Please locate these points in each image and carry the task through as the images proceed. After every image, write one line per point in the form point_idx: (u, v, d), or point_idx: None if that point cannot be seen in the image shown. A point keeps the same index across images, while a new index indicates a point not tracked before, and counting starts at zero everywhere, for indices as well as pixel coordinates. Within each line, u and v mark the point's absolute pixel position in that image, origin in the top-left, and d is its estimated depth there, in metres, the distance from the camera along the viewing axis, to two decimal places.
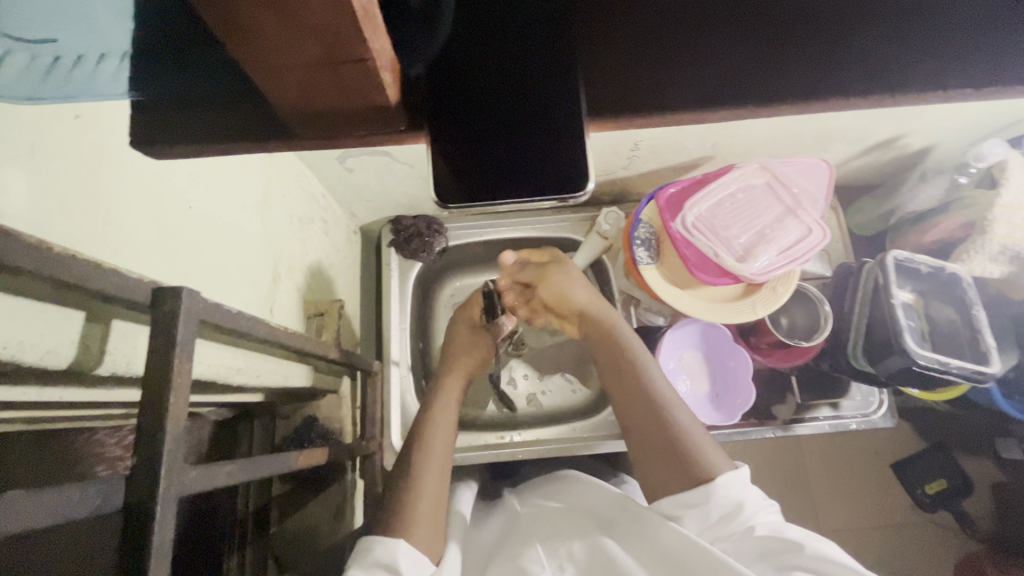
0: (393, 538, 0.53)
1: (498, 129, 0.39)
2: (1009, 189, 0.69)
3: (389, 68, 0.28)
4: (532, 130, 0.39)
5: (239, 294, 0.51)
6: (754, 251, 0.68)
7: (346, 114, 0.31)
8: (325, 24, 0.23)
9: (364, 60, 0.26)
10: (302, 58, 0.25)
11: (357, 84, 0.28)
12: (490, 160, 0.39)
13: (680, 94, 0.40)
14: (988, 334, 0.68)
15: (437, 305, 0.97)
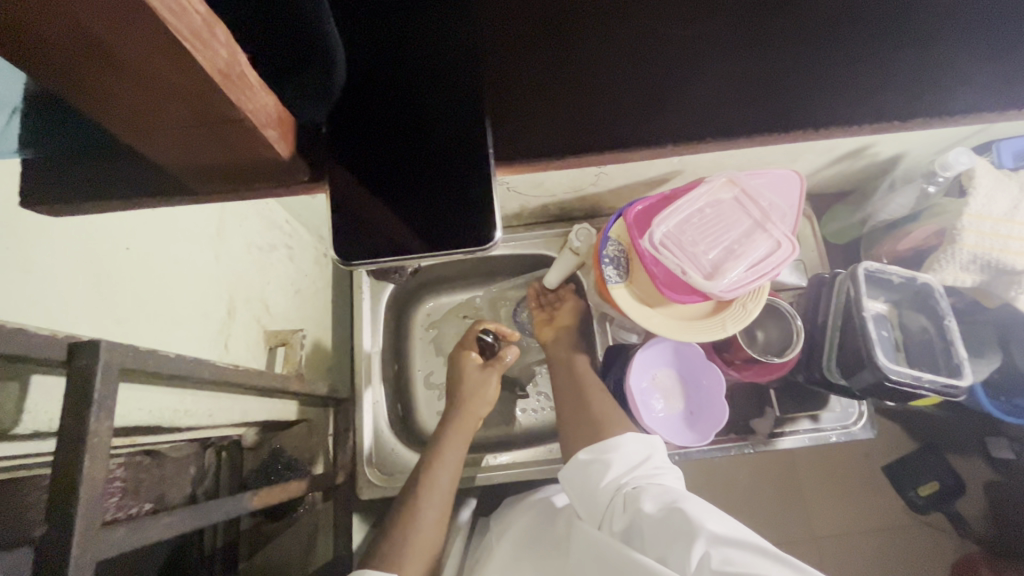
0: None
1: (400, 166, 0.34)
2: (977, 198, 0.68)
3: (275, 127, 0.28)
4: (439, 164, 0.33)
5: (184, 335, 0.50)
6: (723, 267, 0.67)
7: (240, 172, 0.32)
8: (180, 87, 0.23)
9: (238, 120, 0.26)
10: (172, 118, 0.25)
11: (240, 142, 0.28)
12: (392, 205, 0.33)
13: (618, 121, 0.36)
14: (960, 346, 0.67)
15: (413, 325, 0.96)
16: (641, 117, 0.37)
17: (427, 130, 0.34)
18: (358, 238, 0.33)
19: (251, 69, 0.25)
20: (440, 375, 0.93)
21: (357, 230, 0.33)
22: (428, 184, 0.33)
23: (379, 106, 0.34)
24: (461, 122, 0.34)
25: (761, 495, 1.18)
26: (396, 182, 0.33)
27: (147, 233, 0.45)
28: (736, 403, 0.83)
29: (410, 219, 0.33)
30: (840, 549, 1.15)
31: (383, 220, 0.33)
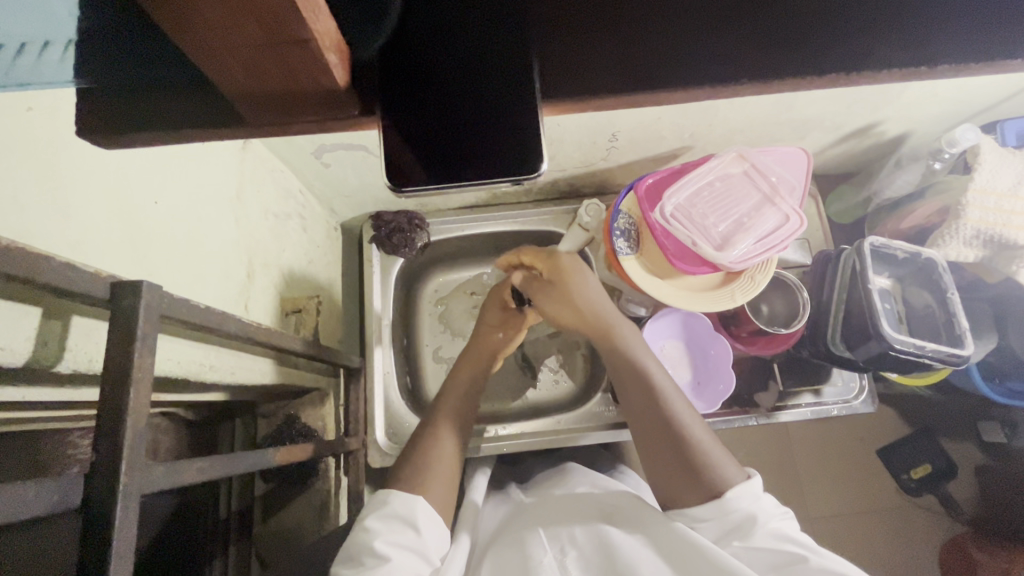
0: (411, 494, 0.56)
1: (446, 95, 0.33)
2: (982, 174, 0.69)
3: (333, 51, 0.27)
4: (483, 95, 0.33)
5: (206, 295, 0.50)
6: (732, 239, 0.68)
7: (295, 107, 0.30)
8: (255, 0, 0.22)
9: (304, 41, 0.25)
10: (238, 41, 0.24)
11: (301, 69, 0.27)
12: (439, 135, 0.33)
13: (663, 61, 0.34)
14: (962, 317, 0.69)
15: (421, 300, 0.97)
16: (684, 55, 0.34)
17: (470, 61, 0.33)
18: (407, 166, 0.34)
19: None
20: (448, 350, 0.95)
21: (408, 160, 0.34)
22: (480, 115, 0.33)
23: (421, 35, 0.33)
24: (505, 52, 0.33)
25: (759, 474, 1.20)
26: (441, 112, 0.33)
27: (171, 188, 0.45)
28: (740, 377, 0.85)
29: (457, 150, 0.33)
30: (834, 527, 1.18)
31: (431, 154, 0.34)
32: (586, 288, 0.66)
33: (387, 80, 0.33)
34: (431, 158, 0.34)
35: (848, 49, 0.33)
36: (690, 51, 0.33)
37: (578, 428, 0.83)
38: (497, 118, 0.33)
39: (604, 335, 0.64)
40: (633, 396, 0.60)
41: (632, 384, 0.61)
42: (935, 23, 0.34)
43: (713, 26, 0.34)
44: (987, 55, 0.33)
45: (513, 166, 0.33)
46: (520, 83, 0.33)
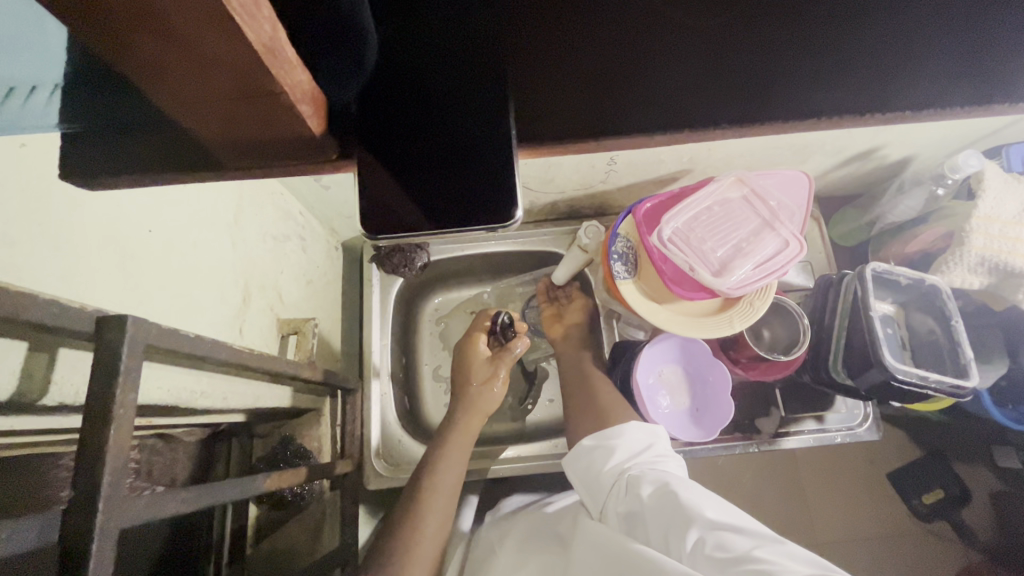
0: None
1: (427, 142, 0.34)
2: (986, 201, 0.68)
3: (308, 102, 0.29)
4: (462, 141, 0.34)
5: (202, 320, 0.51)
6: (730, 264, 0.67)
7: (273, 149, 0.32)
8: (226, 60, 0.23)
9: (276, 94, 0.26)
10: (213, 93, 0.26)
11: (275, 116, 0.28)
12: (417, 181, 0.34)
13: (651, 105, 0.35)
14: (967, 346, 0.67)
15: (421, 319, 0.97)
16: (670, 99, 0.35)
17: (451, 109, 0.34)
18: (383, 212, 0.33)
19: (288, 41, 0.26)
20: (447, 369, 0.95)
21: (382, 211, 0.33)
22: (455, 166, 0.33)
23: (404, 85, 0.35)
24: (489, 99, 0.34)
25: (764, 498, 1.18)
26: (420, 160, 0.34)
27: (169, 218, 0.46)
28: (741, 402, 0.83)
29: (433, 196, 0.33)
30: (844, 553, 1.15)
31: (409, 202, 0.34)
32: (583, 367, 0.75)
33: (369, 129, 0.34)
34: (407, 206, 0.33)
35: (823, 94, 0.35)
36: (676, 95, 0.35)
37: None
38: (472, 165, 0.33)
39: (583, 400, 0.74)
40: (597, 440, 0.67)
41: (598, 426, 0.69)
42: (906, 69, 0.35)
43: (695, 73, 0.36)
44: (962, 95, 0.35)
45: (490, 213, 0.33)
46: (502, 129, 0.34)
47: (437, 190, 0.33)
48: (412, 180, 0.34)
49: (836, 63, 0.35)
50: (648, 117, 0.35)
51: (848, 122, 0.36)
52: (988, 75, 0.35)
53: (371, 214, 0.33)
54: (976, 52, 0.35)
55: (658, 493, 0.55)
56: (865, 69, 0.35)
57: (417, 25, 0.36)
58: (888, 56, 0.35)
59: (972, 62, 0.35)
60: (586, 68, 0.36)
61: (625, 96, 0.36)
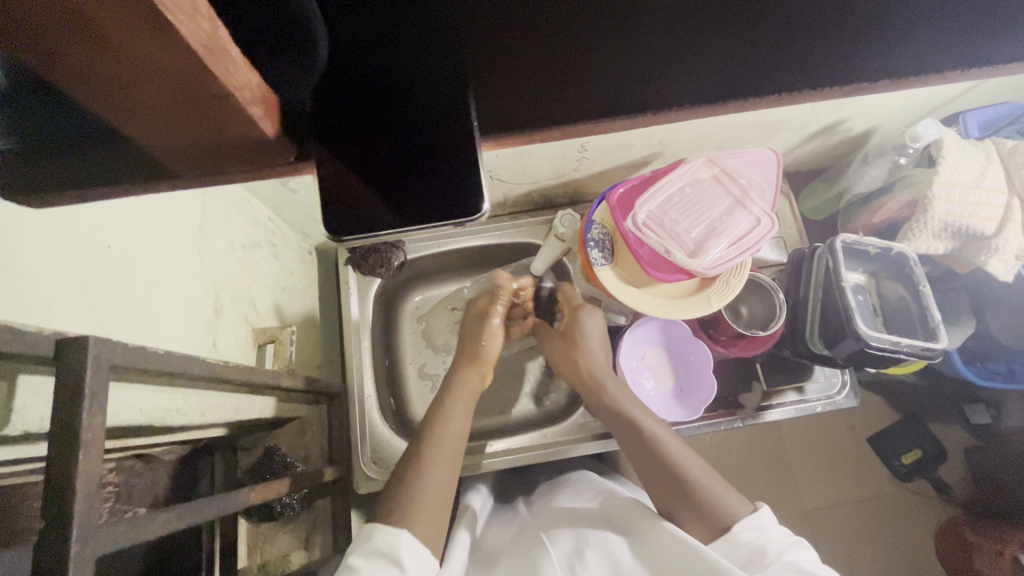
0: (396, 530, 0.53)
1: (391, 143, 0.34)
2: (946, 167, 0.70)
3: (259, 103, 0.28)
4: (427, 141, 0.34)
5: (172, 334, 0.50)
6: (705, 244, 0.68)
7: (225, 156, 0.31)
8: (163, 61, 0.22)
9: (222, 95, 0.25)
10: (155, 98, 0.25)
11: (226, 121, 0.27)
12: (381, 181, 0.34)
13: (625, 88, 0.35)
14: (935, 310, 0.69)
15: (403, 319, 0.96)
16: (659, 82, 0.35)
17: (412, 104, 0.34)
18: (343, 216, 0.34)
19: (231, 37, 0.25)
20: (432, 367, 0.94)
21: (351, 217, 0.35)
22: (421, 166, 0.34)
23: (363, 78, 0.34)
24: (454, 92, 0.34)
25: (752, 470, 1.20)
26: (386, 162, 0.34)
27: (129, 232, 0.45)
28: (724, 379, 0.85)
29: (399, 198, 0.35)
30: (830, 515, 1.19)
31: (380, 204, 0.35)
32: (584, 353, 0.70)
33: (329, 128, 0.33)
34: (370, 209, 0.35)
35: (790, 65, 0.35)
36: (652, 78, 0.35)
37: (566, 440, 0.82)
38: (438, 163, 0.34)
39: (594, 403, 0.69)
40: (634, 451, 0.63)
41: (632, 438, 0.63)
42: (870, 39, 0.35)
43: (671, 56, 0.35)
44: (922, 65, 0.35)
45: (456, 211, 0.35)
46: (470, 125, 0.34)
47: (401, 189, 0.35)
48: (378, 179, 0.34)
49: (791, 43, 0.35)
50: (608, 98, 0.35)
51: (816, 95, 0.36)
52: (942, 49, 0.35)
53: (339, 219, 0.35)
54: (929, 26, 0.35)
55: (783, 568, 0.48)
56: (822, 49, 0.35)
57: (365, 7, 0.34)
58: (841, 33, 0.35)
59: (926, 35, 0.35)
60: (545, 51, 0.36)
61: (584, 78, 0.35)
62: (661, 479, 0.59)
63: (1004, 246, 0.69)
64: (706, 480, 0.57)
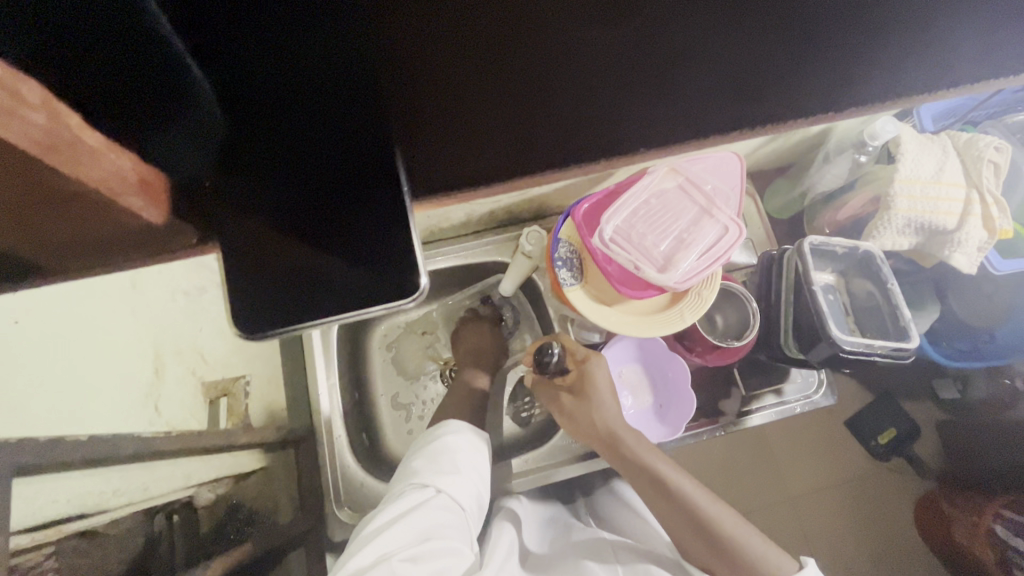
0: (450, 438, 0.68)
1: (292, 214, 0.38)
2: (905, 164, 0.70)
3: (132, 191, 0.31)
4: (331, 208, 0.38)
5: (99, 406, 0.46)
6: (674, 257, 0.66)
7: (103, 245, 0.34)
8: (14, 167, 0.25)
9: (82, 188, 0.28)
10: (15, 199, 0.28)
11: (97, 210, 0.31)
12: (290, 254, 0.37)
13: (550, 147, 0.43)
14: (905, 308, 0.69)
15: (370, 348, 0.92)
16: (557, 134, 0.43)
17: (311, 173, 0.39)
18: (258, 314, 0.36)
19: (91, 132, 0.28)
20: (405, 396, 0.91)
21: (267, 292, 0.37)
22: (334, 224, 0.38)
23: (262, 151, 0.39)
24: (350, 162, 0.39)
25: (736, 464, 1.21)
26: (291, 231, 0.38)
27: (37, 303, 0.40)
28: (702, 386, 0.84)
29: (308, 270, 0.37)
30: (814, 501, 1.20)
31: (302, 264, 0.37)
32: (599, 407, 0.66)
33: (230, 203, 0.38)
34: (287, 290, 0.37)
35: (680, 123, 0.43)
36: (547, 137, 0.43)
37: (548, 465, 0.79)
38: (354, 223, 0.38)
39: (614, 458, 0.65)
40: (658, 503, 0.60)
41: (653, 492, 0.61)
42: None
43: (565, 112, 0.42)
44: None
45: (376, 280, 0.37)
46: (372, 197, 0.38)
47: (313, 257, 0.37)
48: (290, 252, 0.37)
49: None
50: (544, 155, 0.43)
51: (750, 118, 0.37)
52: None
53: (251, 298, 0.36)
54: None
55: None
56: None
57: (246, 74, 0.38)
58: None
59: None
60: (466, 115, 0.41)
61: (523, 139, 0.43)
62: (688, 538, 0.58)
63: (965, 240, 0.69)
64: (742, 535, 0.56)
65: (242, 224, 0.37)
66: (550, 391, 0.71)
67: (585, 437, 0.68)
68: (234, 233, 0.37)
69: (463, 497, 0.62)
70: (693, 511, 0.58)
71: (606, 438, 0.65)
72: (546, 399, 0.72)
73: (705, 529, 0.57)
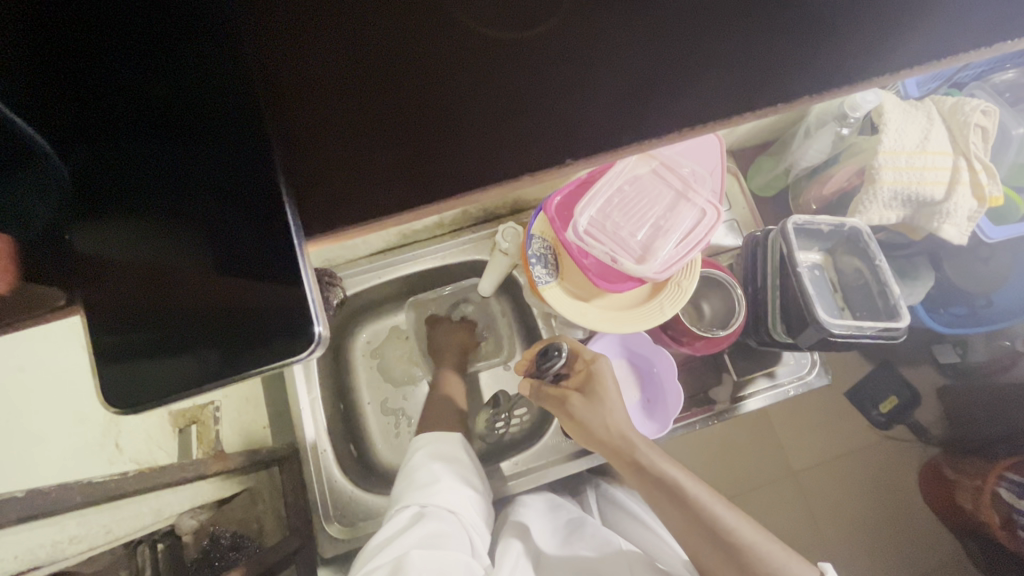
0: (428, 446, 0.70)
1: (179, 258, 0.26)
2: (889, 135, 0.67)
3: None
4: (217, 243, 0.26)
5: (45, 455, 0.44)
6: (653, 246, 0.63)
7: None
8: None
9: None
10: None
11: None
12: (186, 321, 0.26)
13: (528, 144, 0.27)
14: (894, 285, 0.67)
15: (353, 356, 0.90)
16: (501, 144, 0.27)
17: (194, 211, 0.26)
18: (137, 389, 0.26)
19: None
20: (394, 402, 0.89)
21: (184, 364, 0.26)
22: (224, 264, 0.26)
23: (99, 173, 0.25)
24: (240, 187, 0.25)
25: (738, 444, 1.19)
26: (194, 285, 0.26)
27: None
28: (693, 374, 0.82)
29: (219, 329, 0.26)
30: (820, 476, 1.20)
31: (185, 327, 0.26)
32: (612, 412, 0.63)
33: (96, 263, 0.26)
34: (166, 351, 0.26)
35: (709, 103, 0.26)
36: (533, 128, 0.27)
37: (538, 466, 0.78)
38: (248, 268, 0.25)
39: (625, 467, 0.62)
40: (672, 511, 0.57)
41: (667, 500, 0.57)
42: None
43: (516, 111, 0.27)
44: None
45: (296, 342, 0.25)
46: (264, 225, 0.25)
47: (193, 318, 0.26)
48: (161, 312, 0.26)
49: None
50: (508, 162, 0.27)
51: (790, 110, 0.27)
52: None
53: (127, 383, 0.26)
54: None
55: None
56: None
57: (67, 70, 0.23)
58: None
59: None
60: (405, 116, 0.26)
61: (488, 135, 0.27)
62: (700, 549, 0.55)
63: (955, 210, 0.67)
64: (758, 543, 0.53)
65: (119, 291, 0.26)
66: (557, 394, 0.67)
67: (593, 442, 0.64)
68: (100, 302, 0.26)
69: (449, 498, 0.61)
70: (699, 512, 0.56)
71: (622, 447, 0.61)
72: (549, 405, 0.68)
73: (718, 536, 0.54)
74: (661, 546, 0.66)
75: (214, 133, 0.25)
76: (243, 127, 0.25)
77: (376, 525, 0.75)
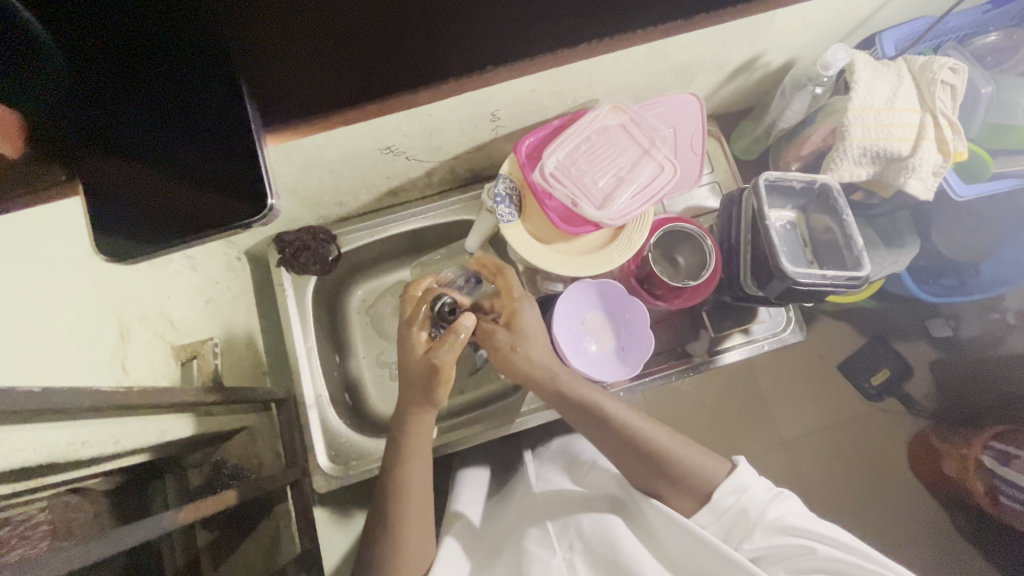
0: None
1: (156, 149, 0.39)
2: (859, 93, 0.69)
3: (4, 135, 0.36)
4: (183, 138, 0.39)
5: (65, 367, 0.49)
6: (613, 194, 0.66)
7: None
8: None
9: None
10: None
11: None
12: (161, 206, 0.39)
13: (412, 78, 0.47)
14: (858, 237, 0.69)
15: (349, 312, 0.94)
16: (397, 76, 0.46)
17: (169, 117, 0.39)
18: (134, 242, 0.40)
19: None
20: (388, 355, 0.93)
21: (170, 226, 0.39)
22: (190, 151, 0.39)
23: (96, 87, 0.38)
24: (205, 102, 0.38)
25: (727, 411, 1.22)
26: (161, 174, 0.39)
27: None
28: (671, 328, 0.86)
29: (185, 207, 0.40)
30: (807, 443, 1.22)
31: (170, 200, 0.40)
32: (534, 350, 0.67)
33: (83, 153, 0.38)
34: (157, 220, 0.40)
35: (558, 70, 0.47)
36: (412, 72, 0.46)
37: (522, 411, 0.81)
38: (213, 155, 0.39)
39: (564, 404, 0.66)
40: (637, 447, 0.62)
41: (624, 442, 0.63)
42: None
43: (406, 67, 0.45)
44: None
45: (252, 210, 0.39)
46: (222, 129, 0.39)
47: (172, 193, 0.39)
48: (148, 188, 0.39)
49: None
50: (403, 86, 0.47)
51: None
52: None
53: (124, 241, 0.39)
54: None
55: (773, 531, 0.54)
56: None
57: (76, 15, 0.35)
58: None
59: None
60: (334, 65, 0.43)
61: (388, 73, 0.45)
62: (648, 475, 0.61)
63: (920, 165, 0.69)
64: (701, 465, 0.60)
65: (111, 169, 0.39)
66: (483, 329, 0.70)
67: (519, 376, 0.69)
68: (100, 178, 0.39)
69: None
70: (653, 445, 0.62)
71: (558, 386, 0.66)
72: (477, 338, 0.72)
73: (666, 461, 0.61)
74: (593, 479, 0.69)
75: (178, 63, 0.38)
76: (198, 63, 0.38)
77: (366, 465, 0.79)
